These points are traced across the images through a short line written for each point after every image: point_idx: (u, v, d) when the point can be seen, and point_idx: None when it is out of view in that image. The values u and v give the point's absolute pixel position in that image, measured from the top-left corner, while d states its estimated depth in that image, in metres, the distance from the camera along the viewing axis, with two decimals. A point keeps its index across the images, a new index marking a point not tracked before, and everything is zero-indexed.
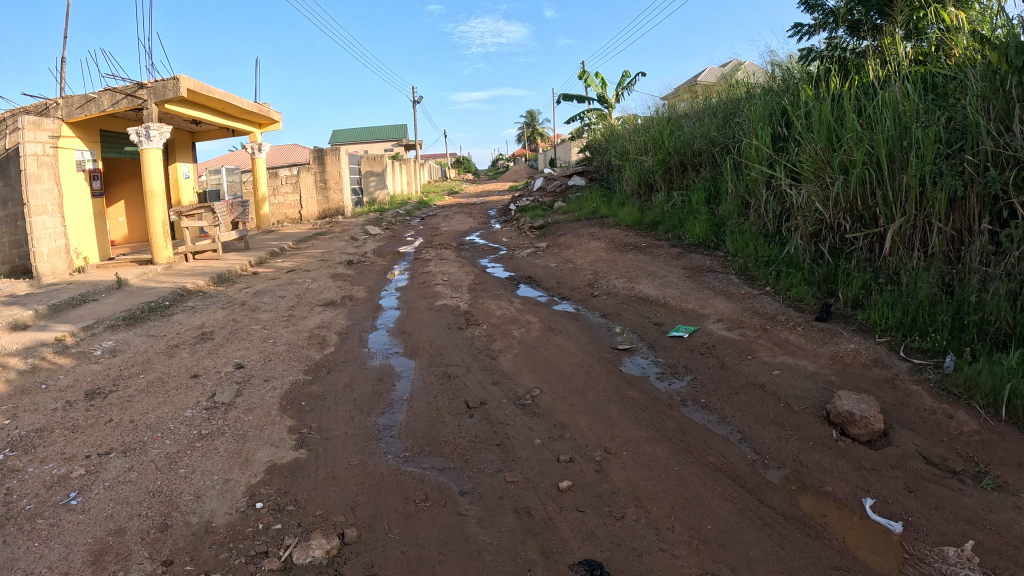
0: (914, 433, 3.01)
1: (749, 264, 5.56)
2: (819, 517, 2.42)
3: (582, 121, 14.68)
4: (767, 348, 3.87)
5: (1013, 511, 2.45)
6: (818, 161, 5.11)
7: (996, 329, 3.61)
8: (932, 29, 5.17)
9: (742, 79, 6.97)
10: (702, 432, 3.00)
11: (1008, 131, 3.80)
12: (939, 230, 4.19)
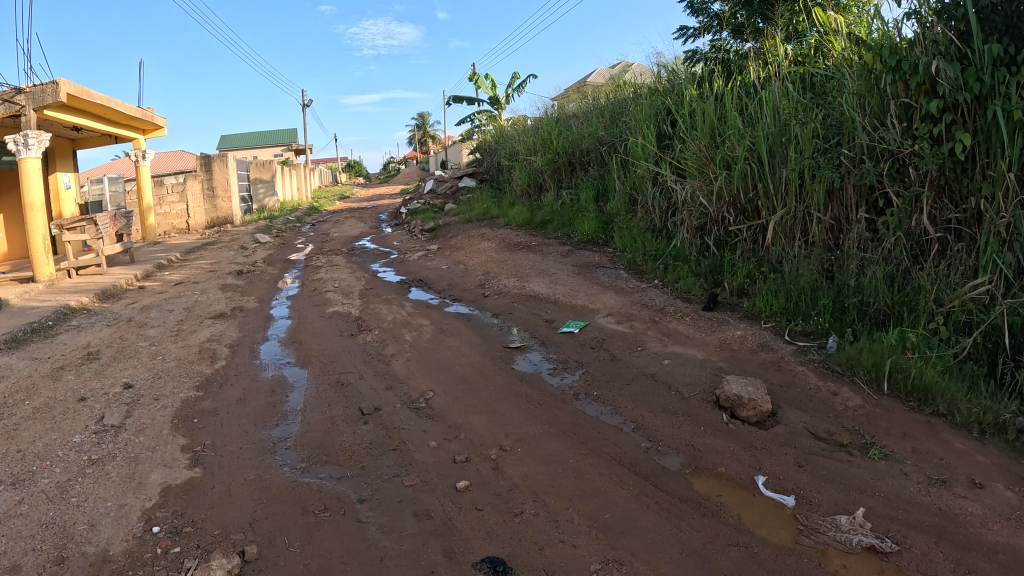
0: (801, 412, 3.18)
1: (637, 259, 5.72)
2: (714, 497, 2.51)
3: (472, 122, 14.73)
4: (656, 339, 3.99)
5: (900, 477, 2.68)
6: (701, 158, 5.30)
7: (875, 309, 3.88)
8: (810, 33, 5.47)
9: (629, 80, 7.17)
10: (597, 424, 3.06)
11: (881, 126, 4.09)
12: (819, 219, 4.44)
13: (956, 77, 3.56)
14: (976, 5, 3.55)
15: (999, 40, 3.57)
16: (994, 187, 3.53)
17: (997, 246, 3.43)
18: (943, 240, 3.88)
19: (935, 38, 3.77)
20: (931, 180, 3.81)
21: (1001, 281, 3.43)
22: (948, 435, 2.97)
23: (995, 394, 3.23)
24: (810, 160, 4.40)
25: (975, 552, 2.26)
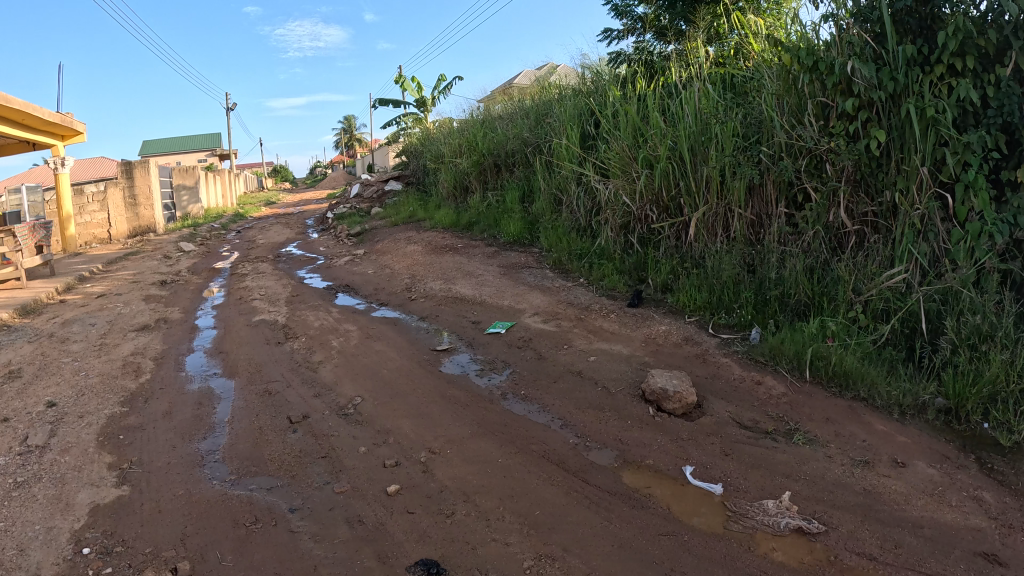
0: (726, 402, 3.28)
1: (563, 258, 5.79)
2: (642, 489, 2.57)
3: (399, 124, 14.65)
4: (582, 337, 4.06)
5: (824, 461, 2.81)
6: (623, 157, 5.39)
7: (796, 301, 4.03)
8: (731, 35, 5.64)
9: (555, 82, 7.26)
10: (524, 422, 3.10)
11: (799, 125, 4.25)
12: (740, 215, 4.58)
13: (871, 76, 3.74)
14: (889, 7, 3.76)
15: (912, 41, 3.82)
16: (909, 181, 3.75)
17: (913, 237, 3.69)
18: (860, 233, 4.08)
19: (850, 39, 3.94)
20: (848, 175, 4.00)
21: (917, 269, 3.69)
22: (870, 418, 3.14)
23: (912, 376, 3.43)
24: (730, 157, 4.51)
25: (899, 528, 2.40)
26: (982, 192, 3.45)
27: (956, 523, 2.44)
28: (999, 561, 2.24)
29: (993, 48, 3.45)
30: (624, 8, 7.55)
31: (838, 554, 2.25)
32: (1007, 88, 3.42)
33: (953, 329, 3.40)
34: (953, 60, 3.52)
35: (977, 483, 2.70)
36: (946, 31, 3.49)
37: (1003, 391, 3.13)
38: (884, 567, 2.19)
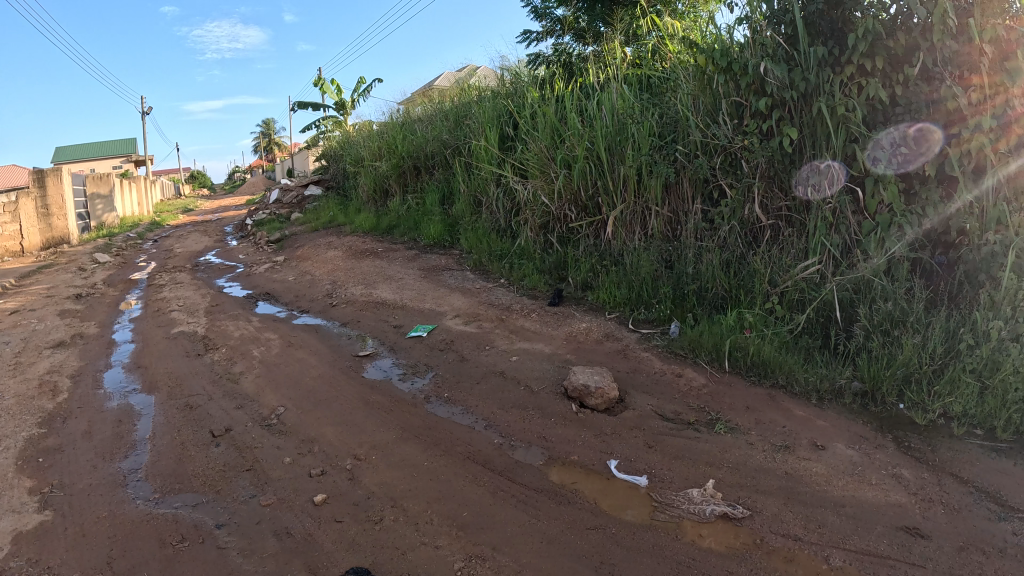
0: (647, 395, 3.35)
1: (483, 259, 5.80)
2: (568, 485, 2.61)
3: (319, 128, 14.43)
4: (503, 337, 4.08)
5: (746, 448, 2.90)
6: (542, 158, 5.45)
7: (712, 294, 4.16)
8: (648, 37, 5.73)
9: (474, 84, 7.28)
10: (447, 424, 3.10)
11: (713, 124, 4.38)
12: (657, 213, 4.70)
13: (784, 77, 3.89)
14: (802, 10, 3.88)
15: (822, 42, 3.92)
16: (820, 176, 3.97)
17: (826, 230, 3.86)
18: (774, 227, 4.22)
19: (763, 41, 4.06)
20: (762, 171, 4.16)
21: (830, 261, 3.86)
22: (788, 404, 3.27)
23: (828, 361, 3.58)
24: (646, 157, 4.63)
25: (822, 508, 2.52)
26: (892, 186, 3.67)
27: (876, 500, 2.57)
28: (920, 533, 2.38)
29: (901, 49, 3.62)
30: (543, 10, 7.64)
31: (763, 537, 2.34)
32: (914, 88, 3.58)
33: (866, 316, 3.57)
34: (863, 61, 3.68)
35: (893, 460, 2.85)
36: (856, 32, 3.63)
37: (915, 372, 3.31)
38: (808, 547, 2.29)
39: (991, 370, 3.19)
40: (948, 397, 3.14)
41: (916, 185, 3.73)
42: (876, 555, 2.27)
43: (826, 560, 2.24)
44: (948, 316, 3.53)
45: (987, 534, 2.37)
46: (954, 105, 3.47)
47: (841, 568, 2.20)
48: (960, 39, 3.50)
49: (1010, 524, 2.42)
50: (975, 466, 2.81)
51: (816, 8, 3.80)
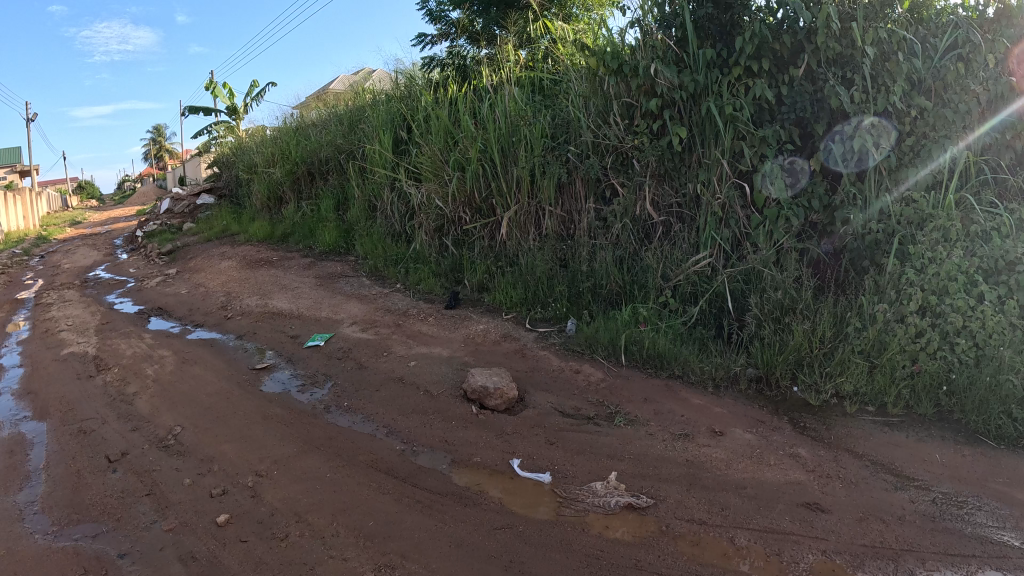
0: (547, 393, 3.40)
1: (378, 265, 5.71)
2: (474, 487, 2.61)
3: (210, 134, 13.96)
4: (401, 343, 4.06)
5: (646, 438, 2.99)
6: (436, 161, 5.42)
7: (608, 291, 4.24)
8: (541, 40, 5.79)
9: (368, 87, 7.20)
10: (348, 434, 3.05)
11: (604, 125, 4.49)
12: (550, 213, 4.77)
13: (674, 79, 4.05)
14: (692, 14, 4.03)
15: (711, 45, 4.09)
16: (709, 173, 4.08)
17: (716, 225, 4.02)
18: (666, 223, 4.36)
19: (654, 44, 4.21)
20: (653, 170, 4.30)
21: (720, 254, 4.02)
22: (685, 394, 3.41)
23: (723, 350, 3.75)
24: (539, 158, 4.71)
25: (724, 491, 2.62)
26: (779, 180, 3.87)
27: (777, 480, 2.71)
28: (820, 508, 2.54)
29: (787, 52, 3.88)
30: (438, 13, 7.65)
31: (669, 523, 2.42)
32: (799, 87, 3.86)
33: (757, 306, 3.73)
34: (750, 62, 3.87)
35: (790, 441, 3.03)
36: (744, 35, 3.80)
37: (807, 356, 3.52)
38: (714, 530, 2.38)
39: (878, 350, 3.47)
40: (840, 378, 3.39)
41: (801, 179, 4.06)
42: (780, 532, 2.39)
43: (731, 540, 2.33)
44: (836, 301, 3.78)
45: (885, 504, 2.58)
46: (838, 103, 3.75)
47: (746, 547, 2.30)
48: (843, 42, 3.82)
49: (906, 493, 2.66)
50: (869, 441, 3.08)
51: (705, 12, 3.97)
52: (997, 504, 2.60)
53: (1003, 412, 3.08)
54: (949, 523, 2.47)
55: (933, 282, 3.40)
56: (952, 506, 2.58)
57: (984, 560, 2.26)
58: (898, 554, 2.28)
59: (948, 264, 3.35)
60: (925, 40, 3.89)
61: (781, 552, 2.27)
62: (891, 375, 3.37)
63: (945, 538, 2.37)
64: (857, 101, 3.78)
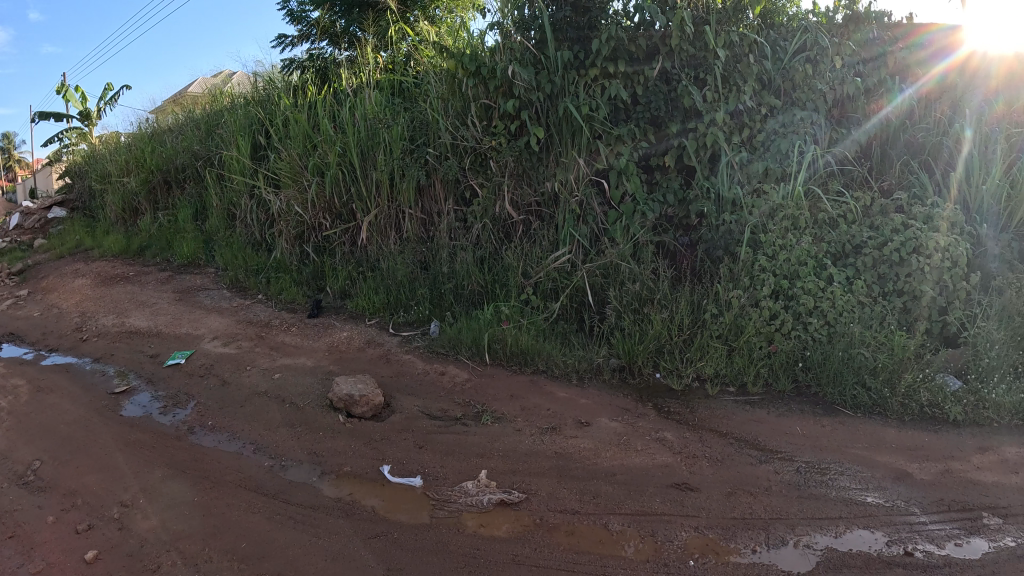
0: (414, 396, 3.41)
1: (239, 276, 5.43)
2: (346, 497, 2.58)
3: (60, 141, 13.02)
4: (265, 355, 3.94)
5: (514, 434, 3.05)
6: (294, 166, 5.27)
7: (469, 290, 4.31)
8: (402, 43, 5.76)
9: (227, 91, 6.94)
10: (214, 454, 2.94)
11: (462, 126, 4.56)
12: (410, 215, 4.79)
13: (531, 80, 4.15)
14: (551, 17, 4.17)
15: (568, 47, 4.20)
16: (566, 172, 4.25)
17: (574, 222, 4.19)
18: (525, 222, 4.47)
19: (513, 46, 4.25)
20: (510, 170, 4.38)
21: (579, 249, 4.17)
22: (549, 388, 3.52)
23: (585, 343, 3.90)
24: (398, 161, 4.73)
25: (594, 479, 2.71)
26: (633, 177, 4.10)
27: (646, 464, 2.83)
28: (689, 487, 2.68)
29: (640, 53, 4.08)
30: (297, 14, 7.48)
31: (542, 516, 2.47)
32: (654, 87, 4.13)
33: (616, 299, 3.88)
34: (606, 64, 4.06)
35: (656, 426, 3.17)
36: (600, 37, 3.98)
37: (666, 343, 3.70)
38: (588, 519, 2.46)
39: (735, 333, 3.68)
40: (701, 362, 3.60)
41: (656, 175, 4.31)
42: (651, 513, 2.50)
43: (606, 526, 2.42)
44: (691, 289, 3.97)
45: (750, 477, 2.76)
46: (690, 101, 4.06)
47: (621, 532, 2.40)
48: (696, 44, 4.09)
49: (771, 465, 2.87)
50: (730, 420, 3.27)
51: (564, 16, 4.12)
52: (857, 468, 2.86)
53: (857, 382, 3.41)
54: (815, 489, 2.69)
55: (785, 267, 3.67)
56: (816, 473, 2.82)
57: (850, 520, 2.50)
58: (768, 523, 2.46)
59: (800, 250, 3.66)
60: (776, 42, 4.22)
61: (655, 533, 2.39)
62: (750, 356, 3.61)
63: (811, 504, 2.59)
64: (710, 100, 4.08)
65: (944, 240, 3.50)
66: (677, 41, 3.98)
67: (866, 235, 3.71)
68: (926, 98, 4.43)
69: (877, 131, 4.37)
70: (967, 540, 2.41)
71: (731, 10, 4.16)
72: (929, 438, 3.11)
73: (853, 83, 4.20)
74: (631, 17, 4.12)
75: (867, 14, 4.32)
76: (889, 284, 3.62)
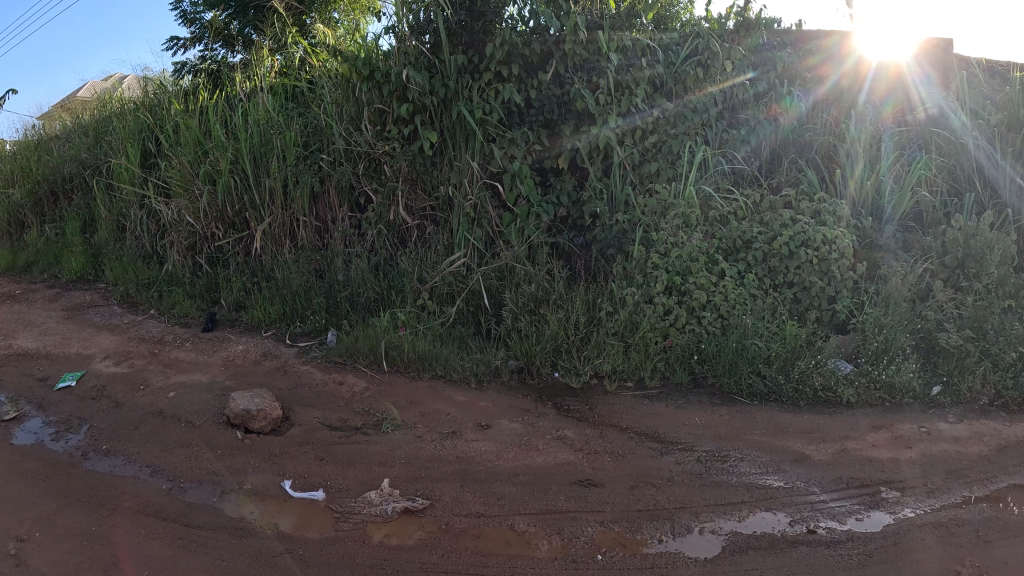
0: (312, 408, 3.41)
1: (130, 291, 5.15)
2: (248, 516, 2.56)
3: None
4: (159, 373, 3.83)
5: (415, 441, 3.10)
6: (185, 174, 5.13)
7: (365, 298, 4.33)
8: (296, 47, 5.70)
9: (116, 96, 6.68)
10: (110, 480, 2.85)
11: (356, 131, 4.59)
12: (304, 223, 4.76)
13: (425, 85, 4.21)
14: (447, 21, 4.24)
15: (463, 52, 4.35)
16: (460, 176, 4.36)
17: (469, 225, 4.29)
18: (420, 227, 4.56)
19: (407, 50, 4.33)
20: (404, 175, 4.48)
21: (474, 253, 4.27)
22: (448, 392, 3.59)
23: (482, 346, 3.97)
24: (291, 168, 4.73)
25: (497, 481, 2.79)
26: (527, 179, 4.25)
27: (548, 463, 2.93)
28: (592, 483, 2.79)
29: (534, 58, 4.19)
30: (190, 15, 7.28)
31: (448, 521, 2.53)
32: (547, 90, 4.26)
33: (513, 301, 3.98)
34: (500, 67, 4.18)
35: (557, 425, 3.28)
36: (495, 43, 4.10)
37: (563, 342, 3.81)
38: (493, 520, 2.54)
39: (630, 330, 3.84)
40: (598, 360, 3.73)
41: (550, 178, 4.48)
42: (557, 512, 2.60)
43: (511, 527, 2.50)
44: (586, 289, 4.10)
45: (654, 469, 2.91)
46: (583, 105, 4.18)
47: (526, 531, 2.48)
48: (590, 48, 4.26)
49: (672, 456, 3.02)
50: (630, 415, 3.41)
51: (459, 20, 4.21)
52: (757, 453, 3.06)
53: (752, 371, 3.62)
54: (716, 476, 2.86)
55: (676, 264, 3.83)
56: (715, 461, 2.99)
57: (753, 504, 2.69)
58: (673, 513, 2.61)
59: (690, 247, 3.82)
60: (669, 46, 4.45)
61: (562, 531, 2.49)
62: (645, 351, 3.77)
63: (712, 491, 2.76)
64: (603, 103, 4.25)
65: (829, 233, 3.75)
66: (571, 45, 4.13)
67: (755, 231, 3.91)
68: (821, 103, 4.85)
69: (768, 134, 4.63)
70: (867, 514, 2.65)
71: (624, 16, 4.44)
72: (824, 420, 3.37)
73: (742, 87, 4.51)
74: (526, 23, 4.24)
75: (757, 21, 4.61)
76: (779, 276, 3.87)
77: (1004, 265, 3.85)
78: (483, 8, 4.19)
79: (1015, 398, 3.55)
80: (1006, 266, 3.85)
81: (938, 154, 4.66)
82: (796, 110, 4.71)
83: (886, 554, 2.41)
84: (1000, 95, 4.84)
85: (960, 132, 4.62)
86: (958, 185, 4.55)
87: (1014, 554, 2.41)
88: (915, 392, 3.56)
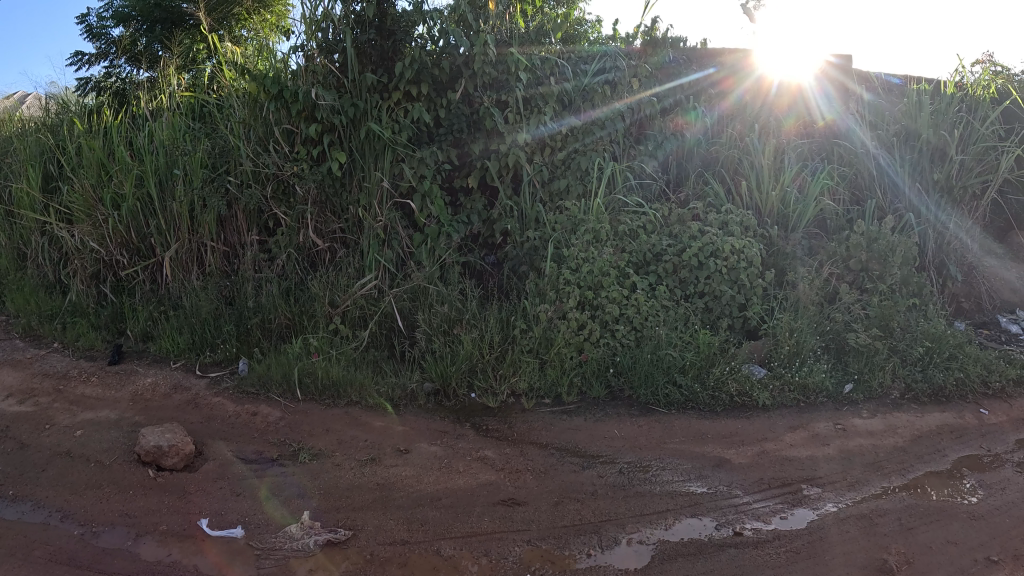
0: (227, 441, 3.33)
1: (30, 322, 4.83)
2: (165, 558, 2.49)
3: None
4: (64, 411, 3.67)
5: (333, 470, 3.08)
6: (88, 198, 4.90)
7: (276, 325, 4.24)
8: (206, 63, 5.59)
9: (16, 114, 6.36)
10: (15, 528, 2.71)
11: (264, 152, 4.54)
12: (212, 248, 4.67)
13: (335, 104, 4.24)
14: (357, 40, 4.27)
15: (372, 70, 4.40)
16: (370, 197, 4.40)
17: (379, 247, 4.32)
18: (330, 250, 4.56)
19: (314, 69, 4.34)
20: (313, 198, 4.45)
21: (385, 275, 4.29)
22: (365, 419, 3.57)
23: (397, 369, 3.98)
24: (198, 192, 4.61)
25: (419, 506, 2.80)
26: (437, 200, 4.32)
27: (469, 485, 2.94)
28: (515, 502, 2.82)
29: (442, 77, 4.26)
30: (97, 30, 7.06)
31: (372, 551, 2.52)
32: (456, 110, 4.32)
33: (426, 322, 4.01)
34: (409, 87, 4.24)
35: (477, 446, 3.30)
36: (404, 62, 4.16)
37: (478, 362, 3.85)
38: (418, 547, 2.54)
39: (545, 346, 3.90)
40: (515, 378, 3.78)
41: (460, 199, 4.55)
42: (481, 533, 2.62)
43: (438, 552, 2.52)
44: (500, 307, 4.17)
45: (575, 484, 2.96)
46: (492, 123, 4.26)
47: (453, 555, 2.50)
48: (499, 67, 4.32)
49: (593, 470, 3.09)
50: (549, 431, 3.47)
51: (369, 38, 4.25)
52: (678, 460, 3.16)
53: (669, 381, 3.73)
54: (640, 487, 2.95)
55: (588, 279, 3.91)
56: (638, 471, 3.08)
57: (678, 511, 2.78)
58: (599, 526, 2.67)
59: (601, 261, 3.93)
60: (578, 63, 4.59)
61: (489, 552, 2.51)
62: (561, 366, 3.84)
63: (637, 502, 2.84)
64: (511, 122, 4.32)
65: (737, 244, 3.98)
66: (479, 63, 4.16)
67: (665, 244, 4.09)
68: (727, 116, 5.04)
69: (676, 147, 4.84)
70: (791, 512, 2.78)
71: (532, 34, 4.53)
72: (742, 425, 3.50)
73: (649, 103, 4.67)
74: (436, 42, 4.29)
75: (665, 40, 4.78)
76: (690, 287, 4.04)
77: (905, 265, 4.20)
78: (393, 27, 4.28)
79: (924, 390, 3.81)
80: (906, 267, 4.17)
81: (839, 163, 4.95)
82: (702, 122, 4.90)
83: (812, 549, 2.53)
84: (900, 106, 5.08)
85: (860, 142, 4.92)
86: (859, 193, 4.87)
87: (936, 537, 2.61)
88: (828, 391, 3.76)
